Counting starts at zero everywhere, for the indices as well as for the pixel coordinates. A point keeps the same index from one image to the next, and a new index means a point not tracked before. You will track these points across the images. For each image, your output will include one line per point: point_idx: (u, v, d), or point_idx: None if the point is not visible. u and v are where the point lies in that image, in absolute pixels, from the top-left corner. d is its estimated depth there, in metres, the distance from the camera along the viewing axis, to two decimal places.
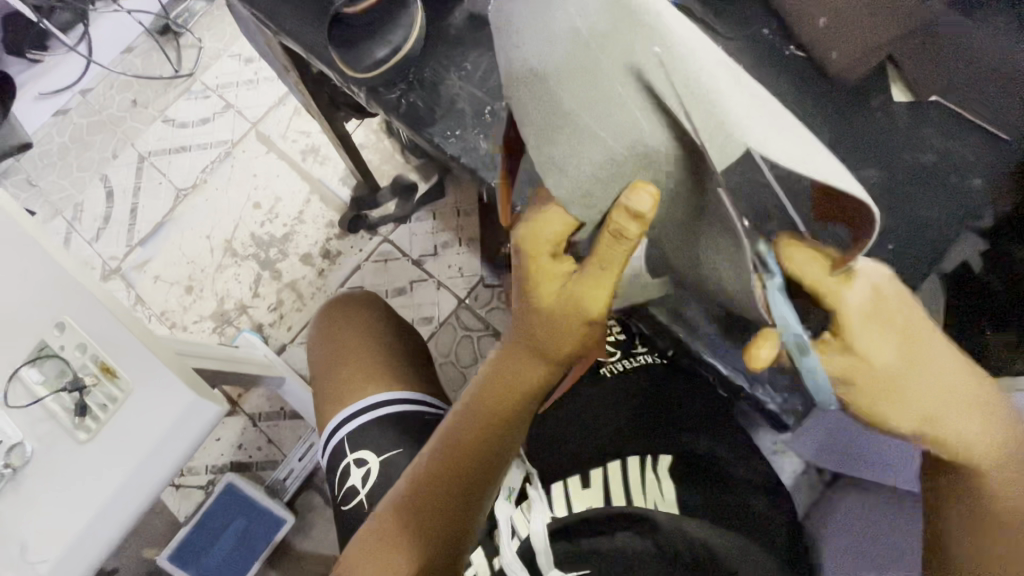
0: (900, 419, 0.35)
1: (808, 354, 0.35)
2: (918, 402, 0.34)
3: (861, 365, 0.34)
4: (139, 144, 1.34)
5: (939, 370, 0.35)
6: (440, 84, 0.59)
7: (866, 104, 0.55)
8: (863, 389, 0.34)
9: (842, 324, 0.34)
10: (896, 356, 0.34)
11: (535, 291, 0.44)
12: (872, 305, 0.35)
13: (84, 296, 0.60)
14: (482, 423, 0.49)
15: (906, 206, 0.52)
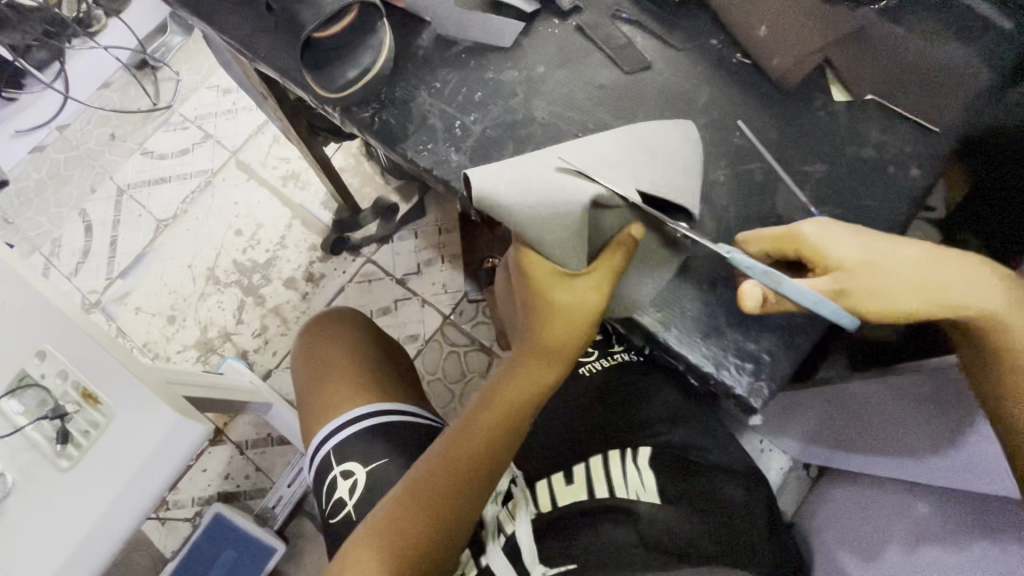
0: (902, 293, 0.44)
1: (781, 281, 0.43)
2: (901, 274, 0.44)
3: (846, 272, 0.44)
4: (117, 177, 1.34)
5: (912, 252, 0.45)
6: (411, 101, 0.61)
7: (811, 105, 0.59)
8: (858, 283, 0.44)
9: (813, 252, 0.46)
10: (863, 249, 0.45)
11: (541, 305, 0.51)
12: (824, 230, 0.46)
13: (66, 324, 0.60)
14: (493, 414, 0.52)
15: (852, 198, 0.56)
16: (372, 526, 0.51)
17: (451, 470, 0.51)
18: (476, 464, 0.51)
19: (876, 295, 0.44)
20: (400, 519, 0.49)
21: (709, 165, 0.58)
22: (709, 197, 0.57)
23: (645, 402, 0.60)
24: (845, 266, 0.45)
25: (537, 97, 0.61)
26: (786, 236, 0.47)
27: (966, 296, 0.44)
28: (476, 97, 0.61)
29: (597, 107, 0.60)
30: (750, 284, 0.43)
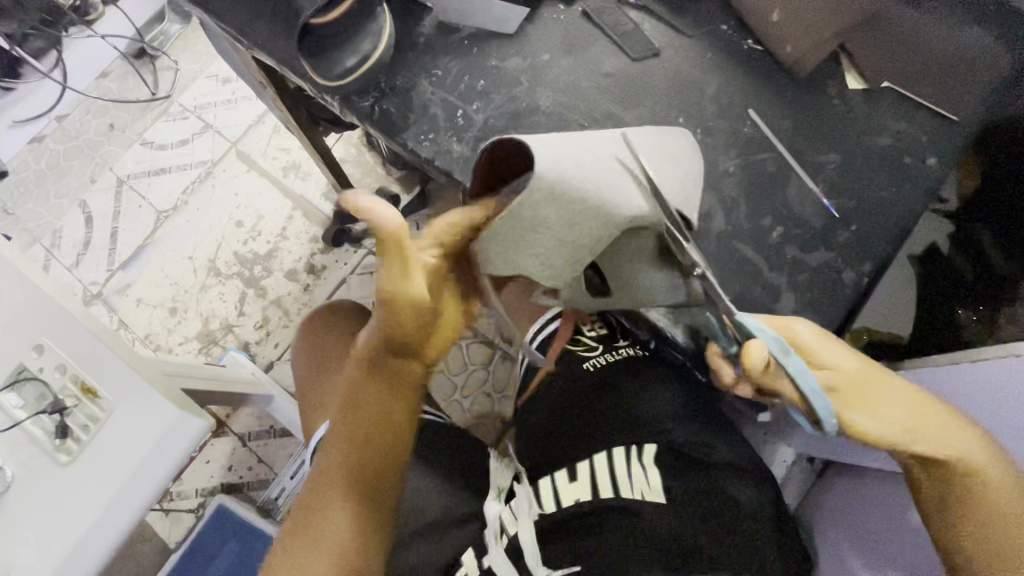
0: (875, 415, 0.44)
1: (785, 355, 0.42)
2: (882, 400, 0.44)
3: (839, 374, 0.44)
4: (117, 168, 1.33)
5: (903, 388, 0.46)
6: (411, 90, 0.60)
7: (823, 93, 0.58)
8: (846, 393, 0.44)
9: (806, 351, 0.45)
10: (861, 366, 0.44)
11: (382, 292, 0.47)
12: (821, 336, 0.45)
13: (63, 318, 0.60)
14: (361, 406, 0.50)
15: (864, 189, 0.55)
16: (284, 534, 0.51)
17: (332, 463, 0.50)
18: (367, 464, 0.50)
19: (856, 409, 0.44)
20: (301, 519, 0.51)
21: (718, 155, 0.57)
22: (717, 188, 0.56)
23: (643, 400, 0.59)
24: (837, 372, 0.44)
25: (542, 84, 0.59)
26: (781, 328, 0.46)
27: (938, 446, 0.45)
28: (479, 85, 0.60)
29: (603, 95, 0.59)
30: (759, 345, 0.41)
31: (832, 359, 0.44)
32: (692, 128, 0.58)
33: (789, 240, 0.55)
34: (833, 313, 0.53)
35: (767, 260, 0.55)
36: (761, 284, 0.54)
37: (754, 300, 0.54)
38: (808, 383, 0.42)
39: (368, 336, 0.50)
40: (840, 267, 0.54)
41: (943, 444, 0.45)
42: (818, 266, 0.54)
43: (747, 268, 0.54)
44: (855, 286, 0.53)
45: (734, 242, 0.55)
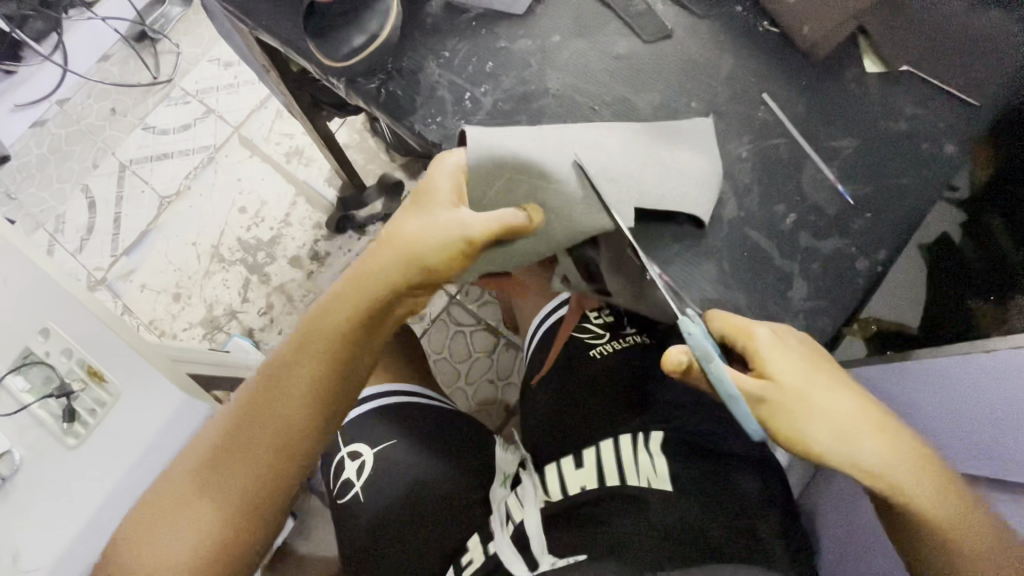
0: (819, 436, 0.40)
1: (712, 361, 0.40)
2: (830, 420, 0.40)
3: (776, 386, 0.41)
4: (119, 153, 1.32)
5: (856, 408, 0.41)
6: (418, 72, 0.59)
7: (840, 77, 0.57)
8: (785, 405, 0.41)
9: (754, 356, 0.43)
10: (804, 379, 0.42)
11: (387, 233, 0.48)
12: (774, 343, 0.43)
13: (69, 301, 0.60)
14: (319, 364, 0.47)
15: (880, 175, 0.54)
16: (180, 476, 0.47)
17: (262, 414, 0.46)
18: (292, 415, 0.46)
19: (800, 428, 0.40)
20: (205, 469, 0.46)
21: (730, 140, 0.56)
22: (729, 174, 0.55)
23: (648, 387, 0.60)
24: (774, 381, 0.42)
25: (552, 67, 0.58)
26: (740, 331, 0.45)
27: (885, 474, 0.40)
28: (487, 67, 0.59)
29: (614, 78, 0.58)
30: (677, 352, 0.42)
31: (771, 369, 0.42)
32: (705, 112, 0.57)
33: (802, 227, 0.54)
34: (845, 301, 0.53)
35: (779, 247, 0.54)
36: (773, 271, 0.53)
37: (766, 288, 0.53)
38: (728, 390, 0.40)
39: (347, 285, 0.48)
40: (854, 255, 0.53)
41: (891, 473, 0.40)
42: (831, 254, 0.53)
43: (758, 255, 0.54)
44: (868, 274, 0.53)
45: (747, 229, 0.54)
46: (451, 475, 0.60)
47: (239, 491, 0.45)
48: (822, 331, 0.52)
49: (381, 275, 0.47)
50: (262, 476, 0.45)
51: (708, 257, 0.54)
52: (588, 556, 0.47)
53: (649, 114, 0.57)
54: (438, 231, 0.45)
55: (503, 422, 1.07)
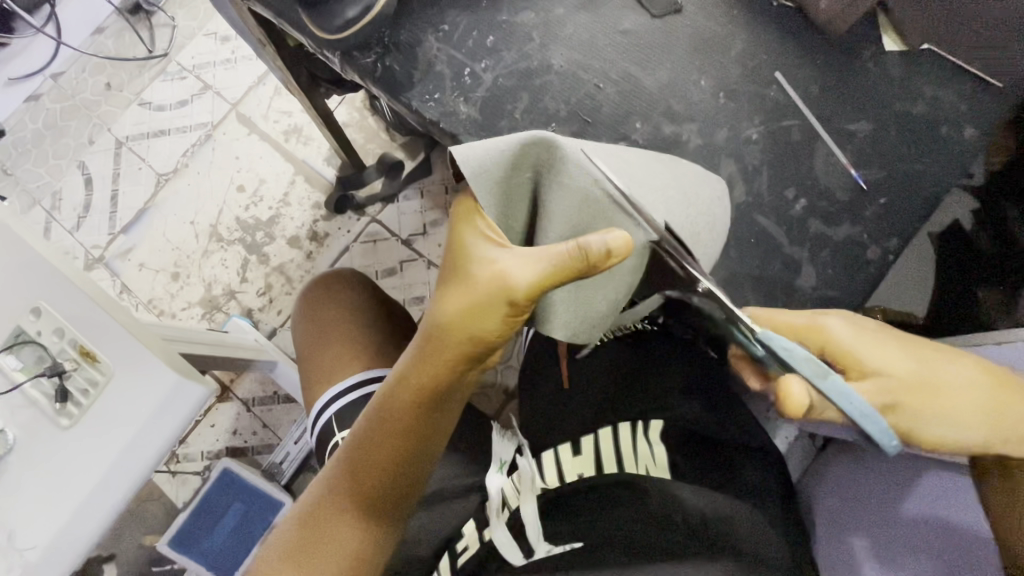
0: (945, 420, 0.42)
1: (827, 374, 0.37)
2: (948, 398, 0.42)
3: (882, 378, 0.42)
4: (115, 129, 1.30)
5: (956, 377, 0.44)
6: (416, 46, 0.57)
7: (856, 56, 0.54)
8: (909, 401, 0.41)
9: (842, 357, 0.43)
10: (909, 368, 0.42)
11: (446, 286, 0.46)
12: (862, 338, 0.43)
13: (58, 280, 0.58)
14: (392, 425, 0.48)
15: (895, 159, 0.53)
16: (283, 543, 0.50)
17: (353, 478, 0.49)
18: (379, 486, 0.49)
19: (931, 419, 0.42)
20: (307, 533, 0.49)
21: (740, 120, 0.54)
22: (739, 156, 0.53)
23: (636, 381, 0.58)
24: (885, 377, 0.42)
25: (555, 42, 0.56)
26: (814, 332, 0.44)
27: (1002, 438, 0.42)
28: (488, 42, 0.56)
29: (620, 54, 0.55)
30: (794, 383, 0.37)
31: (877, 363, 0.43)
32: (715, 92, 0.55)
33: (813, 213, 0.52)
34: (853, 289, 0.51)
35: (788, 233, 0.52)
36: (781, 258, 0.52)
37: (773, 275, 0.52)
38: (858, 407, 0.36)
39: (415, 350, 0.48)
40: (865, 242, 0.52)
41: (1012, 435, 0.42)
42: (842, 241, 0.52)
43: (766, 242, 0.52)
44: (879, 262, 0.51)
45: (755, 214, 0.53)
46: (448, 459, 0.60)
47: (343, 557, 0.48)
48: None
49: (443, 338, 0.46)
50: (363, 540, 0.49)
51: None
52: (585, 545, 0.49)
53: (656, 93, 0.55)
54: (494, 288, 0.43)
55: (502, 404, 1.06)
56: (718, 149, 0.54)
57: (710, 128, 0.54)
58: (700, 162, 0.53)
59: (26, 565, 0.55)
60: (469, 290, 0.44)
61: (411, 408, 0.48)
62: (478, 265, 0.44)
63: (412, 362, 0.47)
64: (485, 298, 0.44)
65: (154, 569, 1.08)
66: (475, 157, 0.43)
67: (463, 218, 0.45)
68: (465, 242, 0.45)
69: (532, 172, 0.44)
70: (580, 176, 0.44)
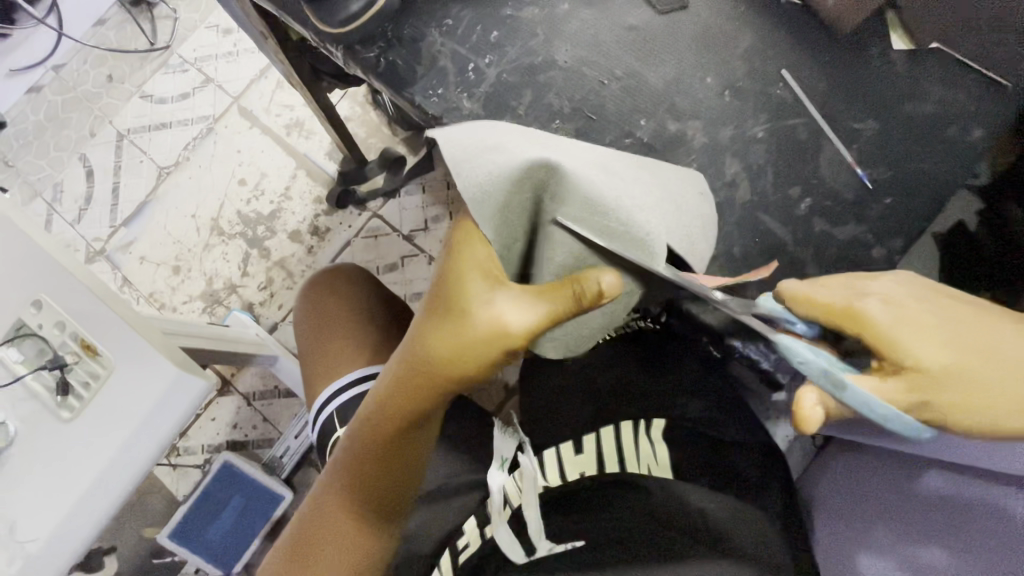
0: (1014, 402, 0.34)
1: (844, 387, 0.34)
2: (1017, 367, 0.34)
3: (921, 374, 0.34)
4: (116, 122, 1.29)
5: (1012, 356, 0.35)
6: (420, 41, 0.56)
7: (864, 53, 0.54)
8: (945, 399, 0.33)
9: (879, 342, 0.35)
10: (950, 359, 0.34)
11: (437, 321, 0.43)
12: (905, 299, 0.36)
13: (59, 273, 0.58)
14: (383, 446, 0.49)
15: (901, 159, 0.52)
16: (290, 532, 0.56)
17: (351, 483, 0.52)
18: (373, 497, 0.51)
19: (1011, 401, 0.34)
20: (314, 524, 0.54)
21: (745, 118, 0.54)
22: (744, 154, 0.53)
23: (642, 372, 0.58)
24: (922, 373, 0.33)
25: (560, 38, 0.56)
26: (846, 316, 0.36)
27: None
28: (492, 37, 0.56)
29: (625, 50, 0.55)
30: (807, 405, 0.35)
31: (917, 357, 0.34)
32: (720, 89, 0.54)
33: (817, 213, 0.52)
34: None
35: (792, 233, 0.52)
36: (784, 258, 0.52)
37: (776, 275, 0.51)
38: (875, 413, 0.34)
39: (404, 379, 0.46)
40: (869, 242, 0.52)
41: None
42: (847, 240, 0.52)
43: (770, 241, 0.52)
44: (882, 262, 0.51)
45: (759, 213, 0.52)
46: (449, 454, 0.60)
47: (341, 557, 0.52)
48: None
49: (431, 376, 0.44)
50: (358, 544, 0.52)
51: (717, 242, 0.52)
52: (587, 542, 0.49)
53: (661, 90, 0.54)
54: (485, 337, 0.41)
55: (502, 401, 1.06)
56: (723, 147, 0.53)
57: (715, 126, 0.54)
58: (704, 160, 0.53)
59: (27, 557, 0.55)
60: (458, 331, 0.42)
61: (400, 434, 0.48)
62: (472, 308, 0.41)
63: (400, 394, 0.46)
64: (476, 346, 0.41)
65: (154, 561, 1.08)
66: (475, 177, 0.40)
67: (466, 243, 0.42)
68: (465, 275, 0.41)
69: (531, 194, 0.41)
70: (581, 192, 0.40)
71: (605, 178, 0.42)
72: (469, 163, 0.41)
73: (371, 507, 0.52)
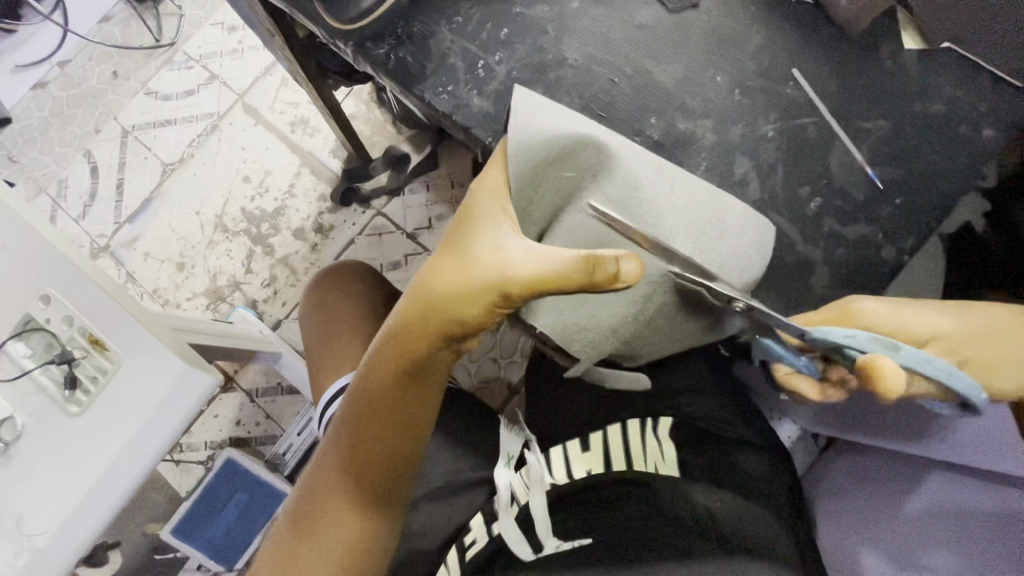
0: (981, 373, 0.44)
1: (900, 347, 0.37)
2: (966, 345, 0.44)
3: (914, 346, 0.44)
4: (121, 118, 1.30)
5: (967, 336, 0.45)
6: (430, 37, 0.56)
7: (874, 53, 0.54)
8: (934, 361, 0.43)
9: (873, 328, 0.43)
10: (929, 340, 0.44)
11: (440, 262, 0.45)
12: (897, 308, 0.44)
13: (68, 268, 0.58)
14: (376, 396, 0.49)
15: (911, 158, 0.52)
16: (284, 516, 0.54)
17: (339, 439, 0.52)
18: (362, 458, 0.51)
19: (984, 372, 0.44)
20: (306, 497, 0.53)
21: (755, 117, 0.54)
22: (753, 153, 0.53)
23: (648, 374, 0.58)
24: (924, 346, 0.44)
25: (570, 35, 0.56)
26: (844, 315, 0.44)
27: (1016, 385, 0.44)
28: (502, 34, 0.56)
29: (635, 49, 0.55)
30: (887, 361, 0.35)
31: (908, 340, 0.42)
32: (730, 88, 0.54)
33: (826, 212, 0.52)
34: (866, 289, 0.51)
35: (802, 232, 0.52)
36: (794, 257, 0.52)
37: (785, 274, 0.51)
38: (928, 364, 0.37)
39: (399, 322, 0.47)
40: (879, 242, 0.52)
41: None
42: (856, 240, 0.52)
43: (779, 240, 0.52)
44: (892, 262, 0.51)
45: (769, 212, 0.52)
46: (455, 452, 0.60)
47: (331, 526, 0.51)
48: None
49: (427, 318, 0.45)
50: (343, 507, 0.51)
51: None
52: (594, 540, 0.49)
53: (671, 88, 0.54)
54: (483, 278, 0.42)
55: (505, 399, 1.06)
56: (733, 146, 0.53)
57: (724, 125, 0.54)
58: (713, 159, 0.53)
59: (35, 550, 0.55)
60: (459, 270, 0.44)
61: (393, 384, 0.49)
62: (480, 250, 0.43)
63: (393, 339, 0.47)
64: (472, 285, 0.43)
65: (156, 557, 1.09)
66: (527, 130, 0.46)
67: (483, 191, 0.45)
68: (478, 219, 0.45)
69: (573, 170, 0.47)
70: (618, 174, 0.46)
71: (651, 174, 0.46)
72: (533, 115, 0.47)
73: (356, 467, 0.51)
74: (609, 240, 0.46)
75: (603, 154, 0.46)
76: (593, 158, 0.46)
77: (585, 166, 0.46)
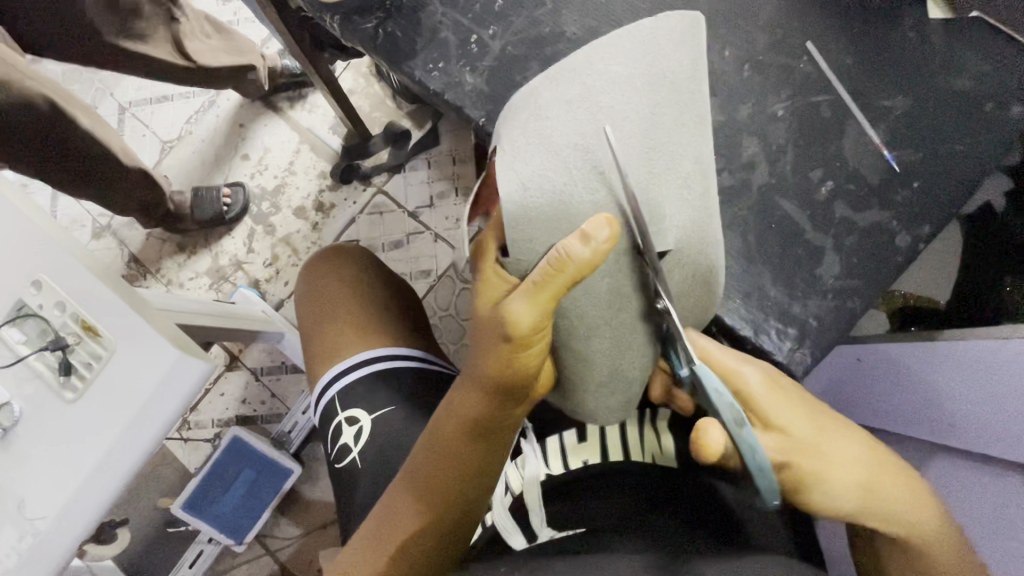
0: (849, 490, 0.38)
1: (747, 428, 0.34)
2: (846, 461, 0.38)
3: (788, 442, 0.38)
4: (118, 94, 1.27)
5: (859, 454, 0.39)
6: (420, 11, 0.53)
7: (896, 22, 0.51)
8: (804, 465, 0.37)
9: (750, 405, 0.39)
10: (814, 432, 0.38)
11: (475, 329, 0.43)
12: (771, 389, 0.39)
13: (58, 253, 0.57)
14: (440, 461, 0.46)
15: (932, 138, 0.49)
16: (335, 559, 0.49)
17: (415, 503, 0.46)
18: (433, 514, 0.45)
19: (809, 491, 0.38)
20: (356, 545, 0.48)
21: (767, 95, 0.51)
22: (763, 134, 0.50)
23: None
24: (789, 437, 0.38)
25: (569, 7, 0.52)
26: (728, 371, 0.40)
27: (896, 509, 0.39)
28: (496, 6, 0.53)
29: (639, 21, 0.52)
30: (715, 433, 0.36)
31: (780, 423, 0.38)
32: (739, 63, 0.52)
33: (838, 196, 0.50)
34: (880, 276, 0.49)
35: (812, 219, 0.50)
36: (803, 245, 0.49)
37: (792, 261, 0.49)
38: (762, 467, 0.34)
39: (463, 390, 0.45)
40: (894, 229, 0.49)
41: (902, 516, 0.39)
42: (869, 226, 0.49)
43: (787, 226, 0.50)
44: (908, 250, 0.49)
45: (777, 197, 0.50)
46: None
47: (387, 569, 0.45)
48: (852, 311, 0.48)
49: (477, 379, 0.43)
50: (404, 563, 0.45)
51: (730, 226, 0.50)
52: (586, 531, 0.47)
53: None
54: (494, 329, 0.40)
55: None
56: (740, 127, 0.51)
57: (733, 103, 0.51)
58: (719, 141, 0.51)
59: (37, 533, 0.56)
60: (477, 333, 0.42)
61: (465, 445, 0.45)
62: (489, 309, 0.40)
63: (461, 403, 0.45)
64: (493, 342, 0.40)
65: (168, 530, 1.11)
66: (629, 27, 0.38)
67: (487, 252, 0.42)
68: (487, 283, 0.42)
69: (588, 80, 0.38)
70: (618, 100, 0.37)
71: (669, 123, 0.38)
72: (625, 31, 0.38)
73: (422, 517, 0.46)
74: (558, 189, 0.38)
75: (639, 75, 0.38)
76: (632, 71, 0.37)
77: (615, 67, 0.38)
